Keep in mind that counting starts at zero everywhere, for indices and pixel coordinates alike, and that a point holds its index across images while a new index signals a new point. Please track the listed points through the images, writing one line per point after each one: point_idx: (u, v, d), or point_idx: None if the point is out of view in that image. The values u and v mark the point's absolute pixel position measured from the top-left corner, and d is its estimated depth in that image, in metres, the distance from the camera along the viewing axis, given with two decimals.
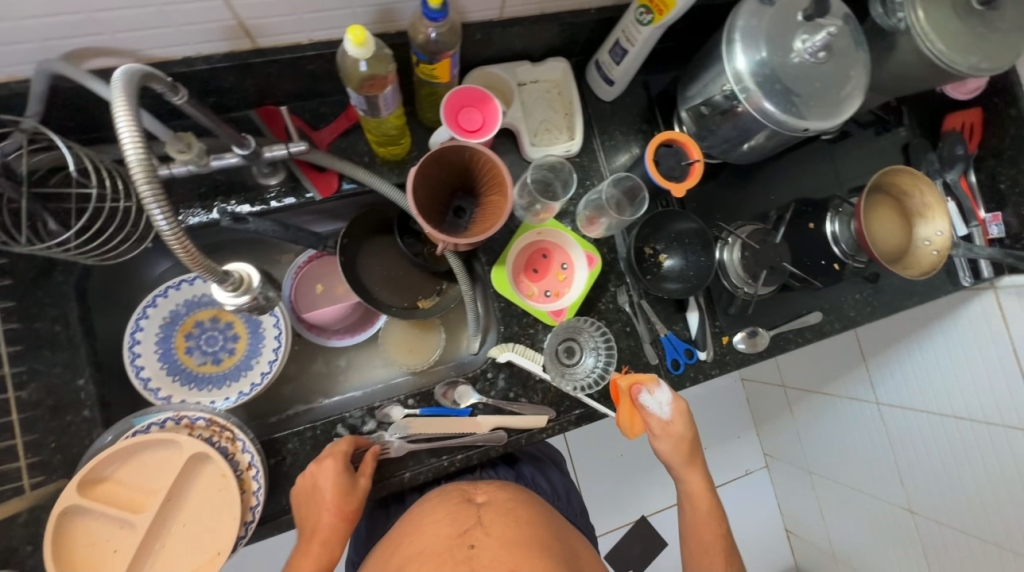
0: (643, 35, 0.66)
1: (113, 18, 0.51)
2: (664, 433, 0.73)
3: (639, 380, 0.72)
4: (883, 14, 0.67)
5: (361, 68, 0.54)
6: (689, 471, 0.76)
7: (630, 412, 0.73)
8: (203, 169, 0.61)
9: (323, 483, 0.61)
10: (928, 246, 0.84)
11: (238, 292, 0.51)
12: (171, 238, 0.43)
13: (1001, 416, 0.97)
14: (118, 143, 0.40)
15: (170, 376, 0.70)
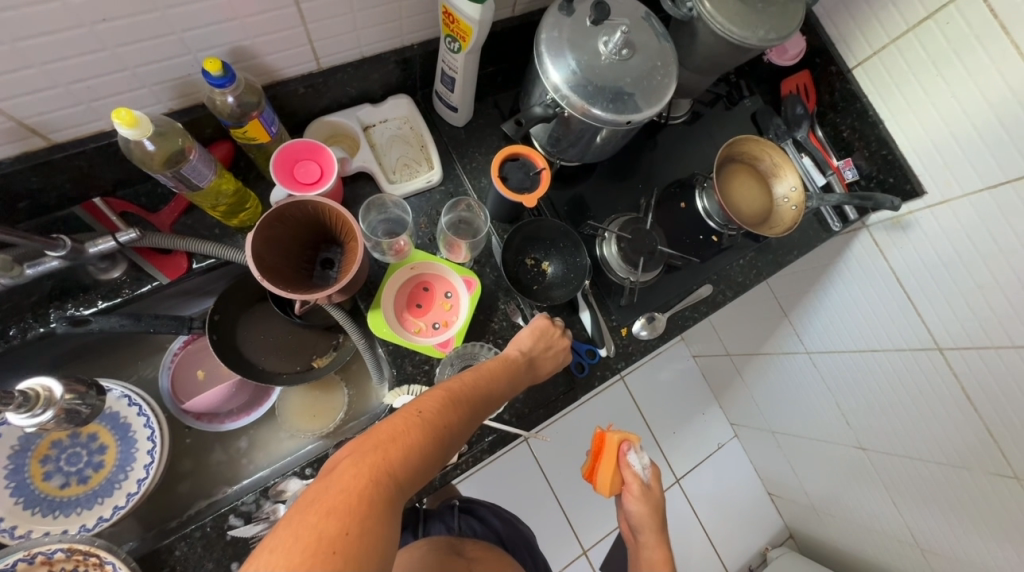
0: (459, 61, 0.67)
1: None
2: (637, 492, 0.81)
3: (629, 438, 0.78)
4: (675, 6, 0.72)
5: (148, 148, 0.53)
6: (647, 530, 0.83)
7: (614, 468, 0.78)
8: (17, 279, 0.59)
9: (559, 352, 0.72)
10: (788, 202, 0.89)
11: (39, 410, 0.54)
12: None
13: (914, 339, 0.95)
14: None
15: (28, 509, 0.63)
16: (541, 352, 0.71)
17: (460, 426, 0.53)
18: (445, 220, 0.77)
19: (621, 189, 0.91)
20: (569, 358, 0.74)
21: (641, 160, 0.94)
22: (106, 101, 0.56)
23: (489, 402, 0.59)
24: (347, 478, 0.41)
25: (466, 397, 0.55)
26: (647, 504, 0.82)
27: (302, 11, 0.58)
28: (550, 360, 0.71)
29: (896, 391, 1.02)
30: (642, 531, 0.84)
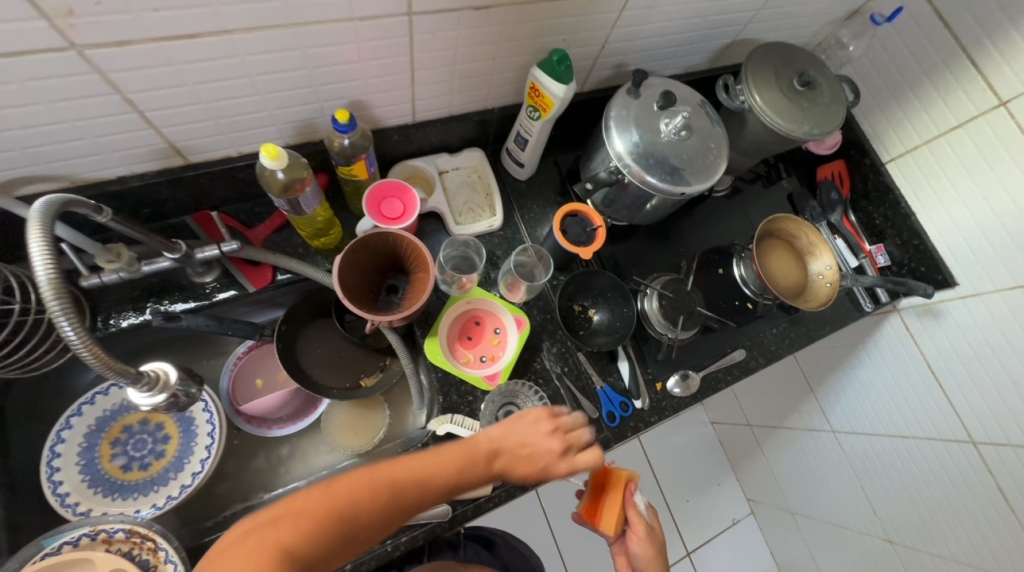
0: (536, 127, 0.77)
1: (48, 150, 0.57)
2: (640, 534, 0.77)
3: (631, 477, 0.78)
4: (729, 98, 0.81)
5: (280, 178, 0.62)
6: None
7: (620, 506, 0.76)
8: (134, 275, 0.65)
9: (552, 445, 0.62)
10: (822, 279, 0.94)
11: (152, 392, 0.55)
12: (82, 349, 0.46)
13: (944, 429, 0.96)
14: (28, 263, 0.43)
15: (91, 488, 0.67)
16: (523, 442, 0.62)
17: (383, 512, 0.50)
18: (512, 260, 0.83)
19: (663, 251, 0.97)
20: (556, 469, 0.62)
21: (682, 226, 1.01)
22: (241, 133, 0.66)
23: (444, 488, 0.55)
24: (238, 552, 0.43)
25: (417, 483, 0.53)
26: (652, 551, 0.77)
27: (414, 75, 0.69)
28: (528, 456, 0.62)
29: (925, 479, 1.01)
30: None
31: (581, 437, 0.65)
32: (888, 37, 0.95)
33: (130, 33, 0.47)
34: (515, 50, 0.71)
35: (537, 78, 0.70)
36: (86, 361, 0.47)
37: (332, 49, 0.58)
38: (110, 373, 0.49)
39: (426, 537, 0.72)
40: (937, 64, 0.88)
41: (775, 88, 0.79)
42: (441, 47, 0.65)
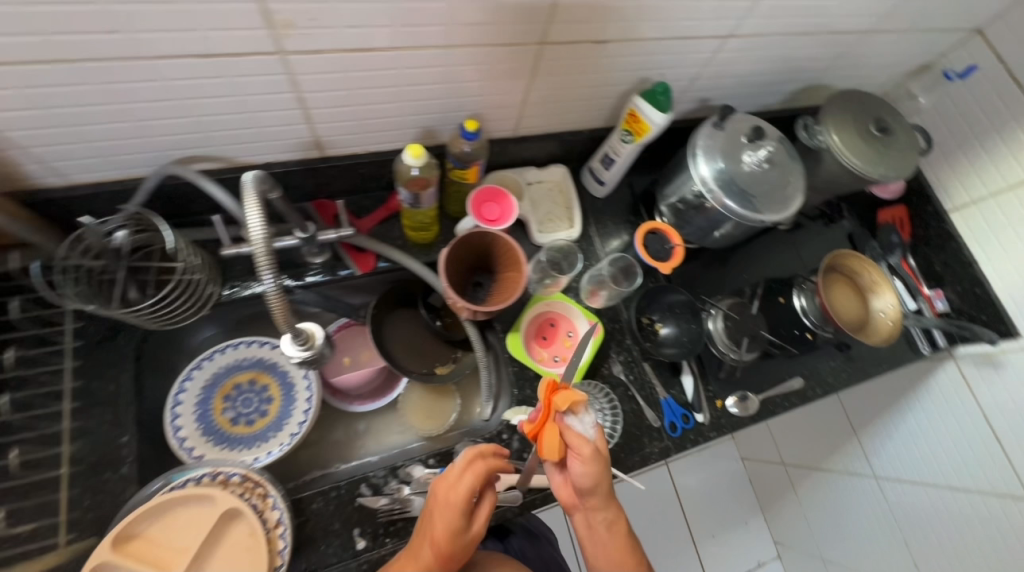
0: (627, 149, 0.84)
1: (222, 137, 0.65)
2: (589, 457, 0.61)
3: (573, 399, 0.60)
4: (807, 137, 0.87)
5: (412, 173, 0.70)
6: (605, 503, 0.64)
7: (558, 430, 0.60)
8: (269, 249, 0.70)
9: (459, 492, 0.59)
10: (884, 316, 0.97)
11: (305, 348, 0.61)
12: (272, 298, 0.56)
13: (997, 483, 0.96)
14: (246, 227, 0.53)
15: (204, 436, 0.75)
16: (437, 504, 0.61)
17: None
18: (600, 269, 0.91)
19: (724, 276, 1.02)
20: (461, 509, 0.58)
21: (745, 254, 1.05)
22: (374, 134, 0.75)
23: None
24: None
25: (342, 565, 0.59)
26: (600, 473, 0.62)
27: (528, 96, 0.77)
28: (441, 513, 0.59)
29: (973, 532, 1.01)
30: (597, 507, 0.64)
31: (455, 486, 0.60)
32: (959, 93, 1.00)
33: (324, 44, 0.56)
34: (618, 81, 0.79)
35: (637, 107, 0.77)
36: (271, 309, 0.57)
37: (470, 68, 0.67)
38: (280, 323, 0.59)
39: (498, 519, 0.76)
40: (1009, 121, 0.92)
41: (853, 131, 0.84)
42: (558, 73, 0.73)
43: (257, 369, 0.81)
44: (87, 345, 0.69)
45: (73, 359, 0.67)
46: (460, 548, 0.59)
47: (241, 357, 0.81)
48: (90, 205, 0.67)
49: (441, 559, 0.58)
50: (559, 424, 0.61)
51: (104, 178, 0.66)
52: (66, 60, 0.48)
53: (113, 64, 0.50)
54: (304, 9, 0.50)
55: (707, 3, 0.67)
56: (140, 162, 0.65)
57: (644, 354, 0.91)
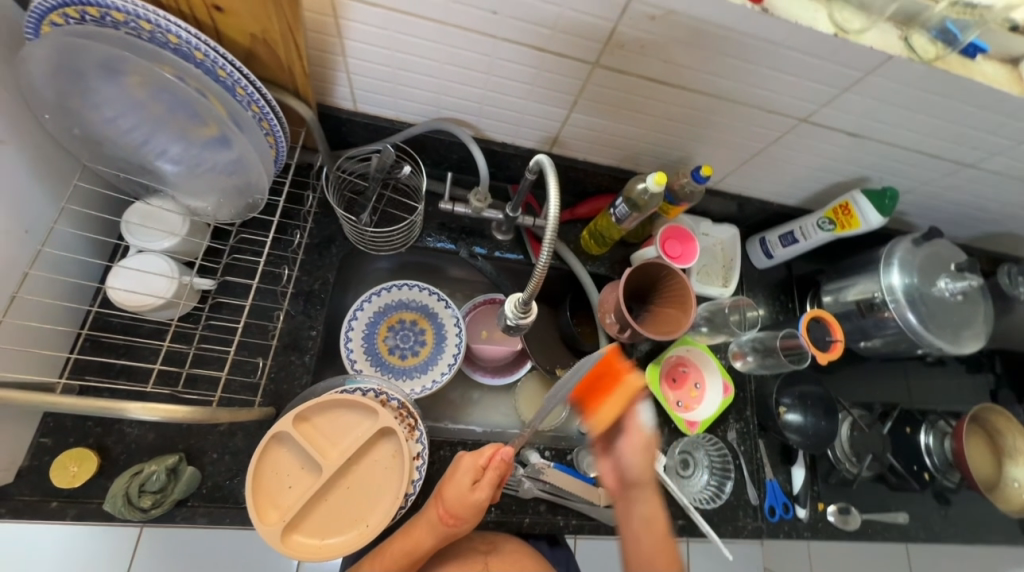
0: (820, 236, 0.86)
1: (492, 112, 0.74)
2: (641, 447, 0.61)
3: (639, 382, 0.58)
4: (1009, 283, 0.84)
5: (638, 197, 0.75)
6: (645, 498, 0.62)
7: (621, 408, 0.58)
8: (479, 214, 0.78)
9: (462, 479, 0.63)
10: (1018, 486, 0.91)
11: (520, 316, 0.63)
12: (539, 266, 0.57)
13: None
14: (546, 203, 0.54)
15: (365, 354, 0.83)
16: (441, 485, 0.66)
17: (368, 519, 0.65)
18: (760, 335, 0.92)
19: (850, 384, 1.01)
20: (461, 486, 0.63)
21: (877, 370, 1.04)
22: (604, 147, 0.81)
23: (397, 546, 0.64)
24: (309, 518, 0.64)
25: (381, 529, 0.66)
26: (648, 462, 0.62)
27: (753, 158, 0.81)
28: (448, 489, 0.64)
29: None
30: (634, 502, 0.62)
31: (463, 457, 0.66)
32: None
33: (633, 67, 0.63)
34: (840, 171, 0.82)
35: (853, 198, 0.81)
36: (529, 277, 0.58)
37: (727, 120, 0.72)
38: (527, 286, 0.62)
39: (590, 532, 0.77)
40: None
41: None
42: (795, 148, 0.77)
43: (420, 313, 0.89)
44: (310, 243, 0.78)
45: (301, 253, 0.76)
46: (462, 515, 0.62)
47: (410, 297, 0.88)
48: (360, 131, 0.78)
49: (445, 521, 0.63)
50: (625, 403, 0.58)
51: (382, 114, 0.76)
52: (443, 23, 0.58)
53: (471, 35, 0.59)
54: (640, 38, 0.58)
55: (974, 133, 0.69)
56: (418, 111, 0.74)
57: (761, 431, 0.91)
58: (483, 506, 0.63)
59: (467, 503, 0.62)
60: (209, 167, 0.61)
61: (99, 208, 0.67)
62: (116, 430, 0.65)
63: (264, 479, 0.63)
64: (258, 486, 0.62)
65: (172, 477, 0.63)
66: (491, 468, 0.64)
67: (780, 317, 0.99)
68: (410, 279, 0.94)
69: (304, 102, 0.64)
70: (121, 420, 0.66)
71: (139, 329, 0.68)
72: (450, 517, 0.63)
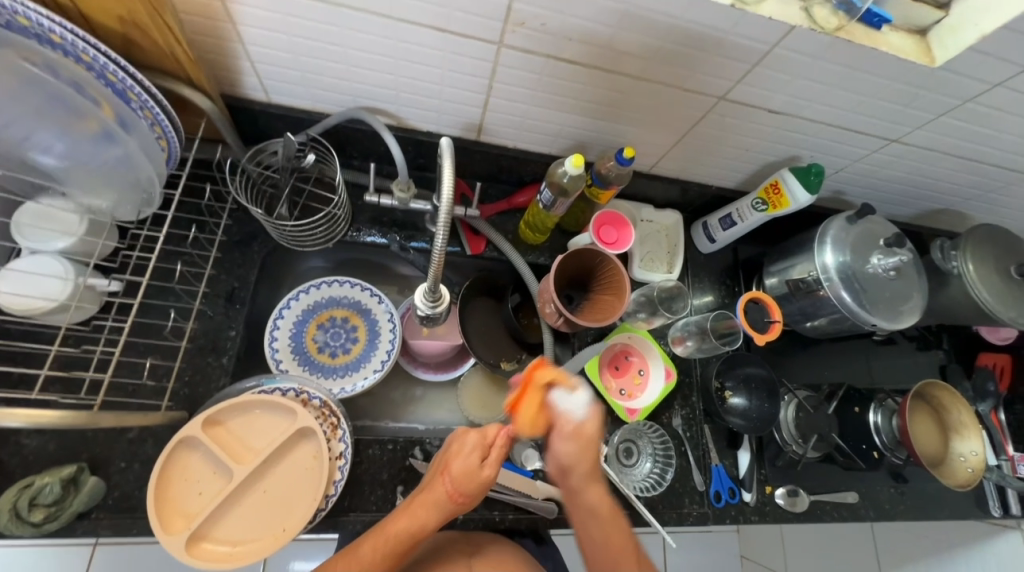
0: (755, 217, 0.86)
1: (409, 99, 0.72)
2: (572, 435, 0.62)
3: (558, 375, 0.61)
4: (941, 259, 0.84)
5: (562, 180, 0.74)
6: (588, 484, 0.64)
7: (537, 409, 0.60)
8: (403, 206, 0.75)
9: (473, 454, 0.62)
10: (964, 461, 0.92)
11: (432, 301, 0.66)
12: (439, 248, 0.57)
13: None
14: (439, 187, 0.53)
15: (293, 354, 0.81)
16: (446, 458, 0.64)
17: (294, 521, 0.62)
18: (694, 319, 0.92)
19: (799, 365, 1.00)
20: (472, 459, 0.62)
21: (826, 350, 1.03)
22: (531, 132, 0.80)
23: (399, 524, 0.60)
24: (226, 526, 0.61)
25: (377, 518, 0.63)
26: (581, 448, 0.62)
27: (681, 139, 0.80)
28: (457, 464, 0.62)
29: None
30: (580, 490, 0.63)
31: (467, 432, 0.65)
32: None
33: (539, 46, 0.61)
34: (771, 150, 0.81)
35: (782, 177, 0.81)
36: (429, 258, 0.58)
37: (647, 100, 0.71)
38: (432, 272, 0.61)
39: (527, 525, 0.75)
40: None
41: (992, 269, 0.82)
42: (720, 128, 0.76)
43: (352, 309, 0.86)
44: (228, 240, 0.75)
45: (216, 250, 0.73)
46: (471, 492, 0.62)
47: (342, 294, 0.86)
48: (276, 123, 0.75)
49: (453, 498, 0.62)
50: (542, 401, 0.61)
51: (298, 104, 0.73)
52: (334, 3, 0.55)
53: (366, 17, 0.57)
54: (538, 14, 0.56)
55: (891, 106, 0.69)
56: (333, 100, 0.72)
57: (707, 416, 0.90)
58: (490, 483, 0.63)
59: (477, 480, 0.62)
60: (97, 162, 0.58)
61: None
62: (12, 442, 0.62)
63: (171, 486, 0.60)
64: (164, 493, 0.60)
65: (71, 488, 0.59)
66: (500, 447, 0.64)
67: (726, 301, 0.98)
68: (346, 276, 0.92)
69: (199, 90, 0.62)
70: (19, 432, 0.62)
71: (38, 336, 0.64)
72: (459, 495, 0.61)
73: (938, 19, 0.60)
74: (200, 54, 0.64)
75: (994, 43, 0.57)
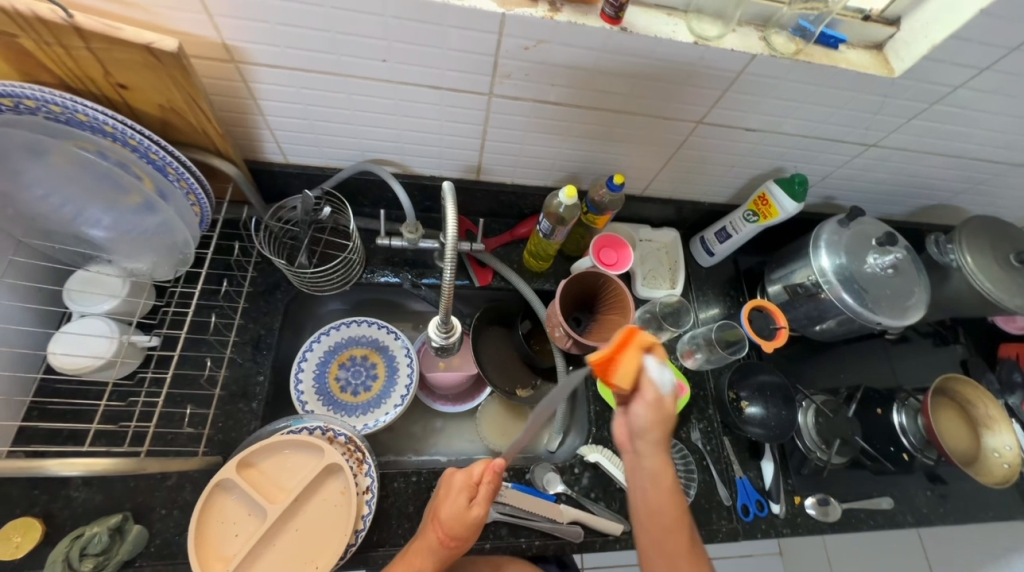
0: (748, 228, 0.89)
1: (413, 148, 0.79)
2: (656, 407, 0.53)
3: (651, 341, 0.54)
4: (939, 252, 0.88)
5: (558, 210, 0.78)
6: (659, 455, 0.53)
7: (633, 365, 0.53)
8: (414, 246, 0.81)
9: (459, 497, 0.62)
10: (999, 457, 0.89)
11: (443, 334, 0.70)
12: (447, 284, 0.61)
13: None
14: (443, 226, 0.58)
15: (316, 395, 0.85)
16: (438, 502, 0.64)
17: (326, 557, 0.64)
18: (701, 331, 0.93)
19: (815, 370, 1.00)
20: (458, 503, 0.61)
21: (841, 351, 1.03)
22: (528, 168, 0.86)
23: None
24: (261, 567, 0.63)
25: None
26: (661, 425, 0.53)
27: (669, 162, 0.85)
28: (448, 506, 0.62)
29: None
30: (643, 456, 0.53)
31: (454, 473, 0.64)
32: None
33: (527, 94, 0.68)
34: (755, 163, 0.85)
35: (769, 189, 0.85)
36: (438, 294, 0.63)
37: (631, 131, 0.76)
38: (441, 306, 0.66)
39: (556, 551, 0.76)
40: None
41: (993, 259, 0.83)
42: (704, 148, 0.81)
43: (371, 347, 0.91)
44: (254, 291, 0.81)
45: (243, 300, 0.79)
46: (461, 535, 0.61)
47: (360, 333, 0.91)
48: (294, 180, 0.82)
49: (445, 543, 0.61)
50: (635, 363, 0.53)
51: (312, 163, 0.81)
52: (342, 74, 0.63)
53: (372, 82, 0.65)
54: (524, 66, 0.63)
55: (862, 115, 0.73)
56: (345, 156, 0.80)
57: (726, 427, 0.90)
58: (482, 523, 0.62)
59: (466, 520, 0.61)
60: (139, 231, 0.65)
61: (43, 281, 0.70)
62: (62, 495, 0.66)
63: (209, 529, 0.63)
64: (203, 537, 0.62)
65: (117, 537, 0.62)
66: (489, 485, 0.62)
67: (732, 311, 0.99)
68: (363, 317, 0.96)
69: (228, 160, 0.69)
70: (68, 485, 0.66)
71: (85, 393, 0.69)
72: (450, 539, 0.61)
73: (890, 35, 0.65)
74: (227, 127, 0.72)
75: (946, 51, 0.61)
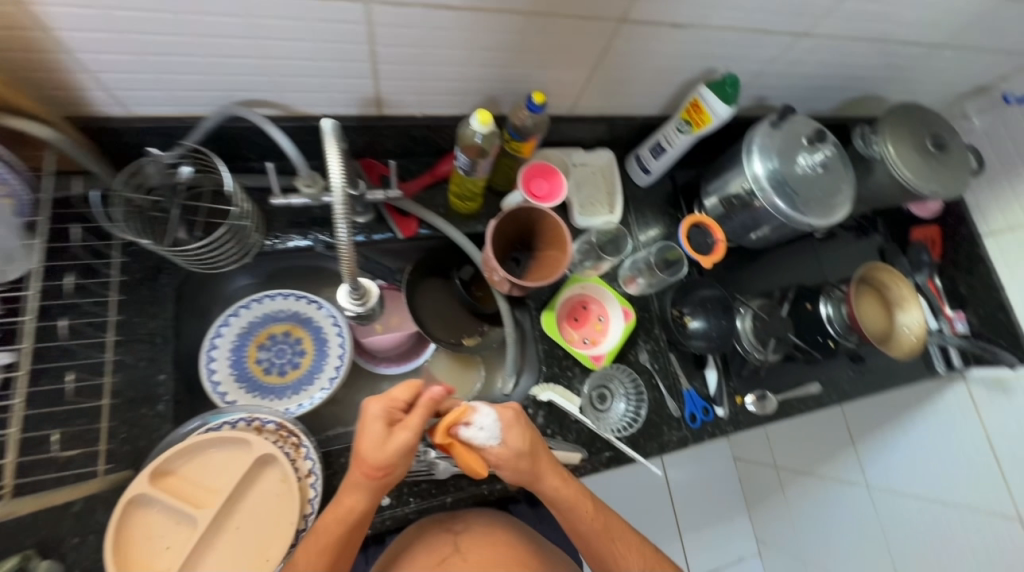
0: (682, 140, 0.84)
1: (286, 82, 0.64)
2: (504, 458, 0.59)
3: (454, 415, 0.57)
4: (863, 145, 0.87)
5: (474, 140, 0.69)
6: (545, 481, 0.62)
7: (468, 449, 0.58)
8: (317, 203, 0.70)
9: (377, 430, 0.55)
10: (908, 332, 0.98)
11: (356, 302, 0.66)
12: (343, 249, 0.57)
13: (995, 501, 1.00)
14: (327, 172, 0.53)
15: (237, 382, 0.76)
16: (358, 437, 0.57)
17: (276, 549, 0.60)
18: (641, 255, 0.91)
19: (750, 277, 1.02)
20: (378, 433, 0.55)
21: (774, 255, 1.06)
22: (436, 95, 0.74)
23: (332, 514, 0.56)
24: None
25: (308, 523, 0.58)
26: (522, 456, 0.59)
27: (593, 73, 0.76)
28: (367, 439, 0.55)
29: (957, 536, 1.07)
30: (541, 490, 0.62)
31: (371, 406, 0.57)
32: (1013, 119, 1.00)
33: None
34: (684, 66, 0.78)
35: (700, 94, 0.79)
36: (336, 262, 0.58)
37: (546, 38, 0.66)
38: (344, 273, 0.61)
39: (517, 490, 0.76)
40: None
41: (912, 147, 0.84)
42: (629, 52, 0.72)
43: (292, 322, 0.83)
44: (130, 279, 0.68)
45: (117, 292, 0.66)
46: (387, 464, 0.55)
47: (276, 308, 0.82)
48: (145, 138, 0.66)
49: (370, 476, 0.56)
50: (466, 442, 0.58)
51: (163, 113, 0.65)
52: None
53: None
54: None
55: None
56: (203, 100, 0.64)
57: (671, 345, 0.91)
58: (411, 450, 0.56)
59: (387, 451, 0.55)
60: None
61: None
62: None
63: (132, 550, 0.57)
64: (127, 559, 0.56)
65: None
66: (414, 410, 0.57)
67: (672, 230, 0.97)
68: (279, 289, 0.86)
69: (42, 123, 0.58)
70: None
71: None
72: (375, 471, 0.55)
73: None
74: (19, 73, 0.54)
75: None
